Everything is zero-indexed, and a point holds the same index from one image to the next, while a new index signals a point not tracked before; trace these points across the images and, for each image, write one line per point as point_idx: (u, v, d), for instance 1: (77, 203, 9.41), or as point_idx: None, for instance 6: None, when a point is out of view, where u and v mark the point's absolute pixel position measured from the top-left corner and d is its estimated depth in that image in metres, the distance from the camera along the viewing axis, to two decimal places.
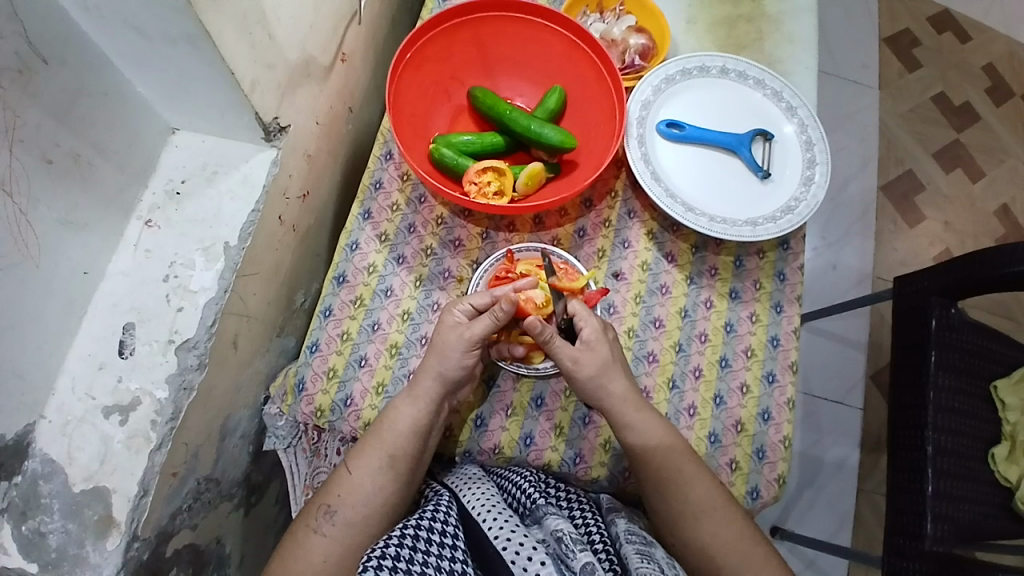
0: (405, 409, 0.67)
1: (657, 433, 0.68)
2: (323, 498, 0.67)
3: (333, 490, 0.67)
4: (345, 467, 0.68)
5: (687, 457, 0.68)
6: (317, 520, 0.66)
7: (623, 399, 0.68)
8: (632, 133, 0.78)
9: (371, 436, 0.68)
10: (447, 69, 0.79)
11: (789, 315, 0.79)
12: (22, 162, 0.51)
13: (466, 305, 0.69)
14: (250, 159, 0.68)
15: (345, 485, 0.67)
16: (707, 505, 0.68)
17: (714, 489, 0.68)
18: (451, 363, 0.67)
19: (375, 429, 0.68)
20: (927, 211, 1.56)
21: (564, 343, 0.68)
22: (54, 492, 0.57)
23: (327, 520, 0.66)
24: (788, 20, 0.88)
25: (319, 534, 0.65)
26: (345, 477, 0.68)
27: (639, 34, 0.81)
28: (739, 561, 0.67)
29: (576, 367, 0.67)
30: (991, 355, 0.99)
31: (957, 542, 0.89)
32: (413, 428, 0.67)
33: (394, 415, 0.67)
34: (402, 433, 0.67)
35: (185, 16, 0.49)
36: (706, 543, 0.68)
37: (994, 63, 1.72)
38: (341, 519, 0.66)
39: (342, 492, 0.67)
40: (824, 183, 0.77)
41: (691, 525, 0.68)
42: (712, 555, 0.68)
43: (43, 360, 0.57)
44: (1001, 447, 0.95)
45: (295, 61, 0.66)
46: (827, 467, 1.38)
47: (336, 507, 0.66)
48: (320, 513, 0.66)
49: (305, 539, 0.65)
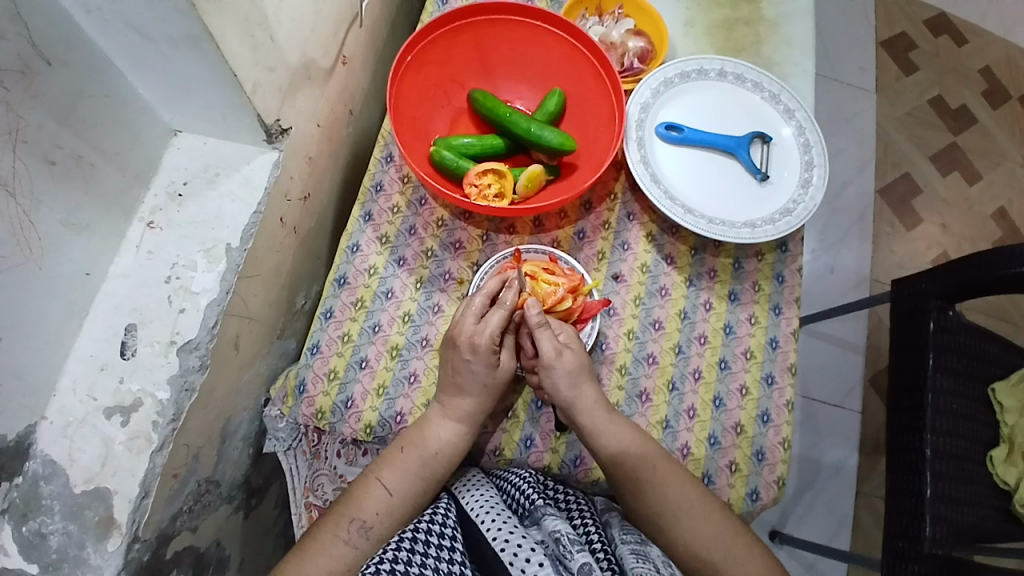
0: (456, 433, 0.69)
1: (627, 437, 0.69)
2: (354, 512, 0.66)
3: (368, 505, 0.67)
4: (381, 485, 0.68)
5: (661, 462, 0.69)
6: (348, 531, 0.66)
7: (592, 406, 0.69)
8: (631, 136, 0.78)
9: (414, 455, 0.68)
10: (448, 72, 0.79)
11: (788, 317, 0.79)
12: (24, 163, 0.51)
13: (491, 323, 0.69)
14: (252, 161, 0.68)
15: (383, 502, 0.67)
16: (684, 505, 0.67)
17: (690, 489, 0.68)
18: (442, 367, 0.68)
19: (422, 455, 0.68)
20: (924, 215, 1.56)
21: (547, 337, 0.70)
22: (54, 494, 0.57)
23: (360, 534, 0.66)
24: (785, 24, 0.88)
25: (351, 547, 0.65)
26: (382, 496, 0.67)
27: (638, 37, 0.82)
28: (726, 556, 0.66)
29: (553, 366, 0.69)
30: (989, 357, 0.99)
31: (956, 544, 0.89)
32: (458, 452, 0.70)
33: (440, 442, 0.69)
34: (450, 457, 0.69)
35: (188, 17, 0.49)
36: (690, 544, 0.67)
37: (990, 67, 1.72)
38: (375, 535, 0.66)
39: (380, 510, 0.67)
40: (822, 186, 0.77)
41: (670, 526, 0.68)
42: (700, 556, 0.67)
43: (44, 361, 0.57)
44: (999, 449, 0.95)
45: (297, 63, 0.67)
46: (826, 469, 1.39)
47: (372, 523, 0.66)
48: (353, 527, 0.66)
49: (331, 547, 0.65)
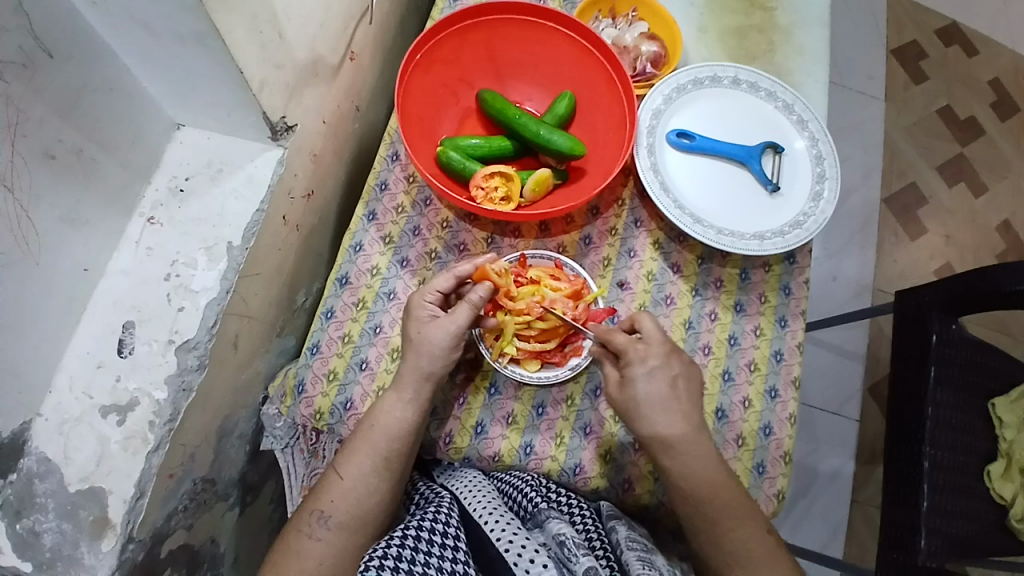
0: (397, 410, 0.67)
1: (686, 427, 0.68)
2: (314, 504, 0.66)
3: (324, 494, 0.66)
4: (335, 472, 0.67)
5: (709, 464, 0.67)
6: (310, 524, 0.65)
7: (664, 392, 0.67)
8: (641, 142, 0.77)
9: (361, 439, 0.67)
10: (457, 71, 0.78)
11: (793, 330, 0.78)
12: (23, 157, 0.50)
13: (432, 293, 0.69)
14: (256, 158, 0.66)
15: (337, 491, 0.66)
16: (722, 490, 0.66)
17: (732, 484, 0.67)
18: (423, 358, 0.67)
19: (363, 434, 0.67)
20: (928, 224, 1.56)
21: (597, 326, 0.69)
22: (49, 492, 0.56)
23: (321, 525, 0.65)
24: (800, 32, 0.87)
25: (314, 539, 0.65)
26: (336, 483, 0.66)
27: (651, 42, 0.81)
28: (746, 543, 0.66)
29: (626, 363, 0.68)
30: (989, 373, 0.99)
31: (951, 558, 0.89)
32: (404, 429, 0.67)
33: (380, 416, 0.67)
34: (394, 434, 0.67)
35: (195, 13, 0.48)
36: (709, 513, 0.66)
37: (1000, 78, 1.71)
38: (336, 523, 0.65)
39: (335, 498, 0.66)
40: (833, 199, 0.77)
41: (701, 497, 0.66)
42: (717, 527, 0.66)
43: (42, 358, 0.57)
44: (996, 464, 0.95)
45: (305, 60, 0.66)
46: (821, 477, 1.39)
47: (330, 511, 0.65)
48: (313, 519, 0.65)
49: (299, 544, 0.64)
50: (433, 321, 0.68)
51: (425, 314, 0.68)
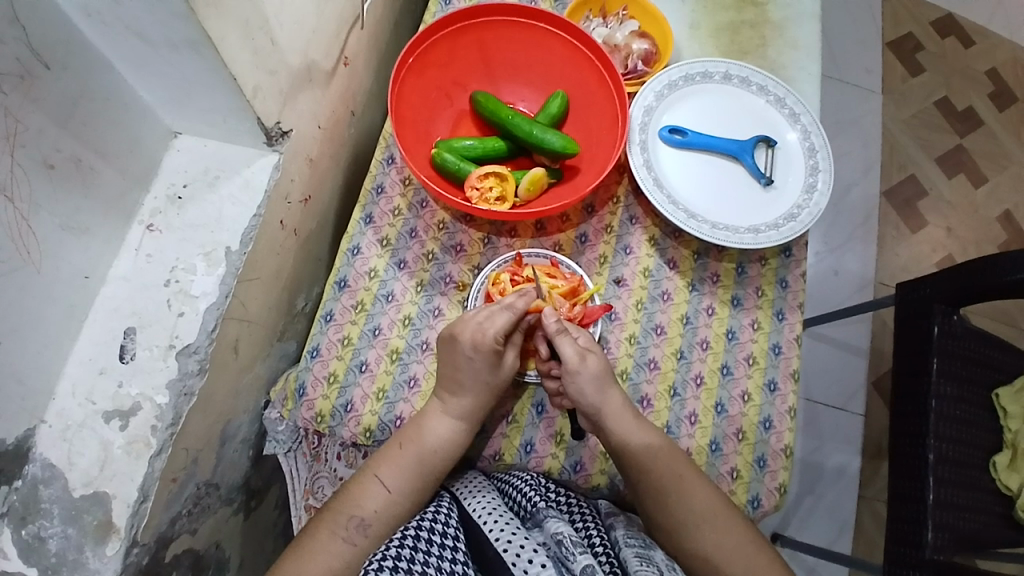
0: (456, 436, 0.69)
1: (624, 415, 0.69)
2: (353, 509, 0.67)
3: (367, 502, 0.67)
4: (381, 482, 0.68)
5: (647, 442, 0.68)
6: (346, 529, 0.66)
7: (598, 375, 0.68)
8: (634, 140, 0.78)
9: (416, 456, 0.68)
10: (450, 73, 0.79)
11: (791, 323, 0.78)
12: (23, 168, 0.51)
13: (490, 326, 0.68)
14: (252, 163, 0.67)
15: (383, 502, 0.67)
16: (667, 467, 0.68)
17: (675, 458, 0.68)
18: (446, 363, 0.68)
19: (421, 453, 0.68)
20: (929, 217, 1.55)
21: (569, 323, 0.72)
22: (53, 497, 0.57)
23: (359, 532, 0.66)
24: (791, 27, 0.88)
25: (349, 545, 0.66)
26: (383, 495, 0.68)
27: (642, 39, 0.81)
28: (699, 511, 0.67)
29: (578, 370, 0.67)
30: (993, 363, 0.98)
31: (957, 551, 0.89)
32: (457, 452, 0.70)
33: (430, 434, 0.68)
34: (448, 458, 0.69)
35: (188, 22, 0.49)
36: (655, 488, 0.68)
37: (997, 69, 1.71)
38: (375, 532, 0.67)
39: (379, 509, 0.67)
40: (827, 191, 0.77)
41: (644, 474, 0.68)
42: (666, 498, 0.68)
43: (44, 364, 0.57)
44: (1003, 455, 0.95)
45: (299, 65, 0.66)
46: (828, 473, 1.38)
47: (372, 520, 0.67)
48: (351, 524, 0.66)
49: (331, 546, 0.65)
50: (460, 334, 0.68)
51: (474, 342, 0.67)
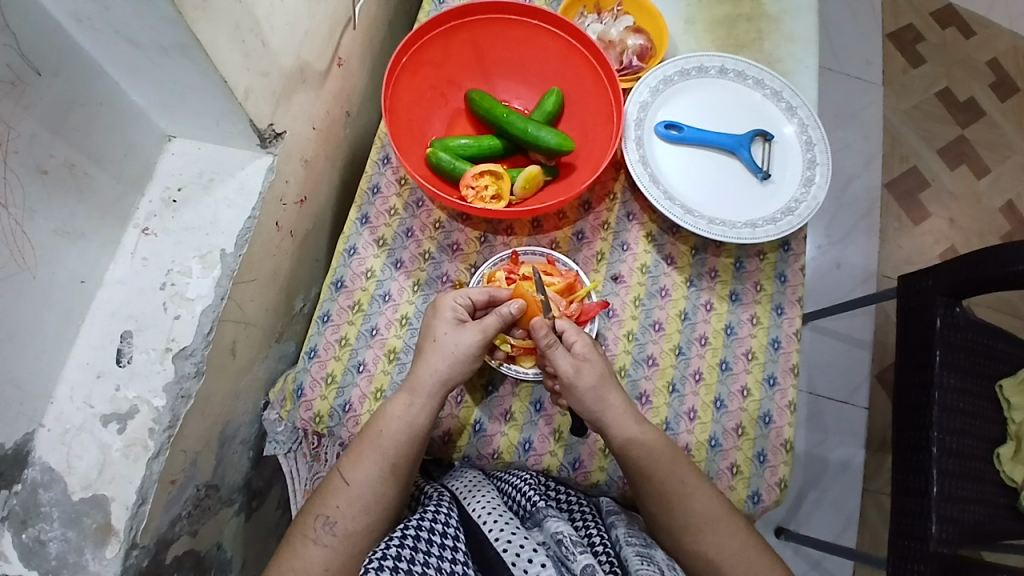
0: (403, 413, 0.67)
1: (626, 423, 0.68)
2: (319, 508, 0.66)
3: (330, 500, 0.66)
4: (342, 477, 0.67)
5: (650, 450, 0.67)
6: (315, 530, 0.65)
7: (598, 379, 0.68)
8: (630, 135, 0.77)
9: (366, 441, 0.67)
10: (444, 72, 0.79)
11: (790, 317, 0.78)
12: (16, 174, 0.51)
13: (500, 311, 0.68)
14: (247, 165, 0.67)
15: (343, 496, 0.66)
16: (673, 474, 0.67)
17: (679, 463, 0.68)
18: (436, 354, 0.68)
19: (370, 438, 0.67)
20: (932, 209, 1.54)
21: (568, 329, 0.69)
22: (54, 500, 0.57)
23: (326, 531, 0.65)
24: (788, 19, 0.87)
25: (319, 545, 0.64)
26: (343, 489, 0.66)
27: (637, 35, 0.81)
28: (701, 520, 0.67)
29: (576, 376, 0.67)
30: (996, 355, 0.98)
31: (962, 543, 0.88)
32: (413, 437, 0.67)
33: (388, 420, 0.67)
34: (397, 436, 0.67)
35: (177, 25, 0.49)
36: (658, 493, 0.67)
37: (999, 58, 1.69)
38: (342, 530, 0.65)
39: (341, 503, 0.66)
40: (824, 184, 0.76)
41: (646, 477, 0.67)
42: (670, 503, 0.67)
43: (42, 369, 0.58)
44: (1006, 447, 0.94)
45: (291, 66, 0.66)
46: (832, 467, 1.38)
47: (336, 517, 0.65)
48: (318, 524, 0.65)
49: (304, 549, 0.64)
50: (460, 327, 0.69)
51: (450, 315, 0.69)
